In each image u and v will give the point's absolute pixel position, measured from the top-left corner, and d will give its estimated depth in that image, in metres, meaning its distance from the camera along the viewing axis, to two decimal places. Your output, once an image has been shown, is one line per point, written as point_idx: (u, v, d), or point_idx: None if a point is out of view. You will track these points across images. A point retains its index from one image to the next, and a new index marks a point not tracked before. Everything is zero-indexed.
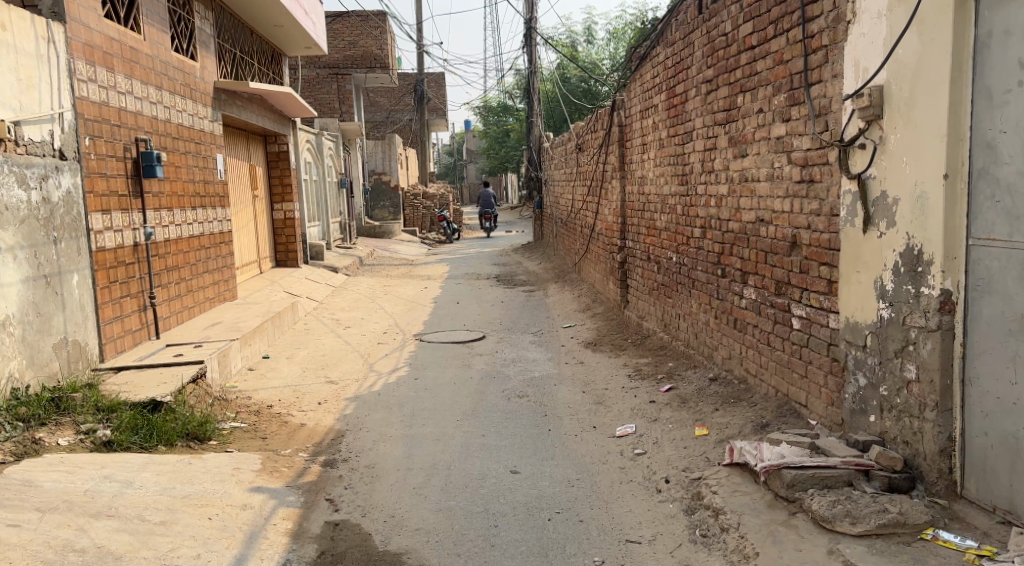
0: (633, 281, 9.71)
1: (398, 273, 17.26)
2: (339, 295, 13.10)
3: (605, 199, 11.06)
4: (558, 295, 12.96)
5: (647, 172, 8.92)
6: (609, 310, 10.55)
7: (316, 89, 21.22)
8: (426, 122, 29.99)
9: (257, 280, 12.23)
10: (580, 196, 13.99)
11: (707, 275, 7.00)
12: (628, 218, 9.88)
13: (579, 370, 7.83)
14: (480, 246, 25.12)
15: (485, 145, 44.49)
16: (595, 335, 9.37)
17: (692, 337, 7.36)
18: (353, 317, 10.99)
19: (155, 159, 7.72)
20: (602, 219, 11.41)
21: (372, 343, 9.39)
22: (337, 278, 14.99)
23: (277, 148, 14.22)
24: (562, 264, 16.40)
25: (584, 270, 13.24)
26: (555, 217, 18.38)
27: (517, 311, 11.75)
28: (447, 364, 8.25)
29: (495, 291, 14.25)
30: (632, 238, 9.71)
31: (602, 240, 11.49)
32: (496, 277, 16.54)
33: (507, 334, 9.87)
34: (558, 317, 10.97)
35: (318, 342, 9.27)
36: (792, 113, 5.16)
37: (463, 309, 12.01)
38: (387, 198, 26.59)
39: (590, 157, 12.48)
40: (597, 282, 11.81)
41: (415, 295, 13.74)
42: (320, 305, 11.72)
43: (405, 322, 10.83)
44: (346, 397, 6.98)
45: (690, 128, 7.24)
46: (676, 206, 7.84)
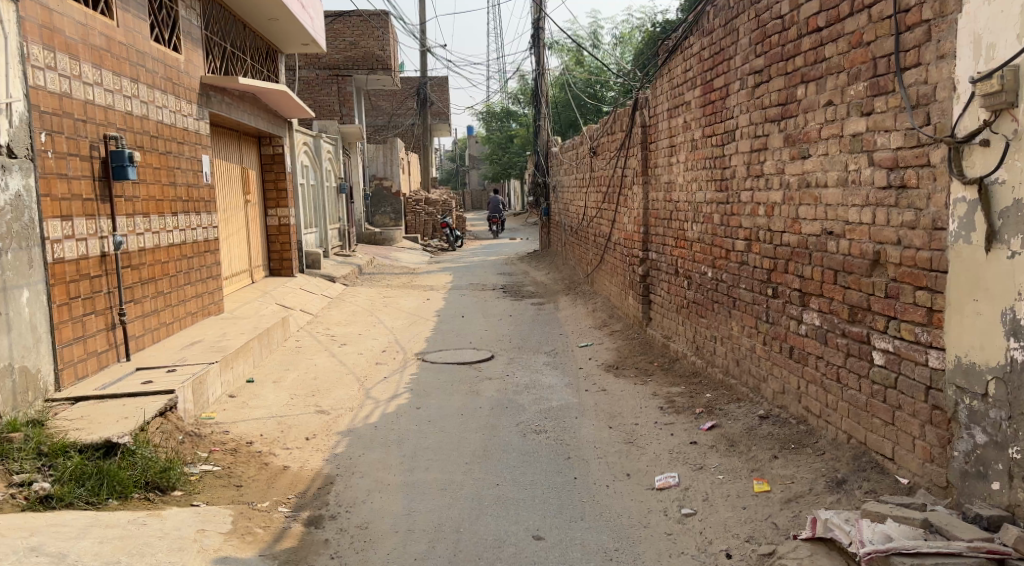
0: (656, 296, 8.84)
1: (399, 282, 16.38)
2: (336, 307, 12.20)
3: (624, 206, 10.17)
4: (571, 308, 12.07)
5: (675, 177, 8.05)
6: (629, 327, 9.67)
7: (316, 91, 20.28)
8: (429, 126, 29.10)
9: (247, 291, 11.33)
10: (593, 203, 13.09)
11: (752, 293, 6.14)
12: (651, 227, 9.00)
13: (602, 399, 6.94)
14: (484, 254, 24.25)
15: (488, 151, 43.64)
16: (616, 356, 8.49)
17: (733, 364, 6.49)
18: (349, 332, 10.09)
19: (127, 159, 6.76)
20: (619, 227, 10.54)
21: (370, 363, 8.49)
22: (334, 289, 14.09)
23: (272, 149, 13.27)
24: (572, 274, 15.52)
25: (598, 282, 12.35)
26: (564, 225, 17.51)
27: (528, 326, 10.86)
28: (453, 389, 7.35)
29: (502, 303, 13.37)
30: (656, 249, 8.84)
31: (619, 250, 10.62)
32: (503, 288, 15.64)
33: (518, 353, 8.97)
34: (573, 334, 10.07)
35: (310, 361, 8.36)
36: (876, 104, 4.28)
37: (469, 324, 11.11)
38: (388, 203, 25.75)
39: (606, 162, 11.59)
40: (614, 296, 10.93)
41: (417, 307, 12.85)
42: (315, 318, 10.83)
43: (407, 339, 9.93)
44: (337, 430, 6.07)
45: (733, 126, 6.37)
46: (712, 215, 6.97)
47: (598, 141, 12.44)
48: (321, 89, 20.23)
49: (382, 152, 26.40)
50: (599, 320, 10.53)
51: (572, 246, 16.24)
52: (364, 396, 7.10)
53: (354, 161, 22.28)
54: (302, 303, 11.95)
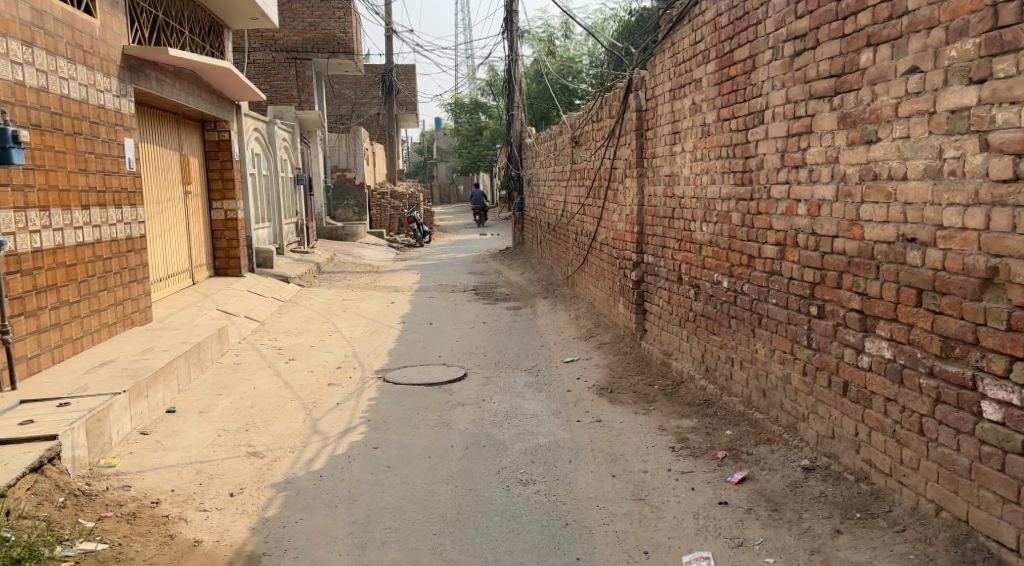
0: (653, 306, 7.71)
1: (361, 283, 15.10)
2: (289, 313, 10.92)
3: (614, 202, 9.02)
4: (551, 315, 10.91)
5: (678, 168, 6.90)
6: (620, 340, 8.53)
7: (271, 75, 18.83)
8: (395, 115, 27.72)
9: (184, 294, 10.04)
10: (575, 197, 11.95)
11: (785, 311, 5.01)
12: (647, 226, 7.84)
13: (598, 433, 5.78)
14: (452, 251, 23.00)
15: (456, 143, 42.32)
16: (610, 376, 7.35)
17: (759, 394, 5.37)
18: (301, 344, 8.84)
19: (11, 139, 5.36)
20: (607, 225, 9.41)
21: (322, 386, 7.26)
22: (288, 292, 12.80)
23: (216, 135, 12.06)
24: (550, 276, 14.37)
25: (581, 286, 11.21)
26: (540, 222, 16.37)
27: (505, 336, 9.68)
28: (420, 421, 6.15)
29: (474, 308, 12.18)
30: (652, 251, 7.71)
31: (607, 251, 9.48)
32: (475, 289, 14.47)
33: (495, 371, 7.79)
34: (556, 346, 8.90)
35: (249, 382, 7.10)
36: (997, 67, 3.27)
37: (439, 333, 9.91)
38: (352, 197, 24.55)
39: (591, 152, 10.43)
40: (600, 302, 9.79)
41: (380, 312, 11.63)
42: (262, 328, 9.57)
43: (367, 353, 8.71)
44: (272, 481, 4.84)
45: (761, 105, 5.22)
46: (728, 213, 5.84)
47: (581, 130, 11.27)
48: (278, 73, 18.85)
49: (343, 140, 25.04)
50: (585, 330, 9.38)
51: (549, 244, 15.08)
52: (310, 429, 5.86)
53: (313, 150, 20.95)
54: (250, 309, 10.66)
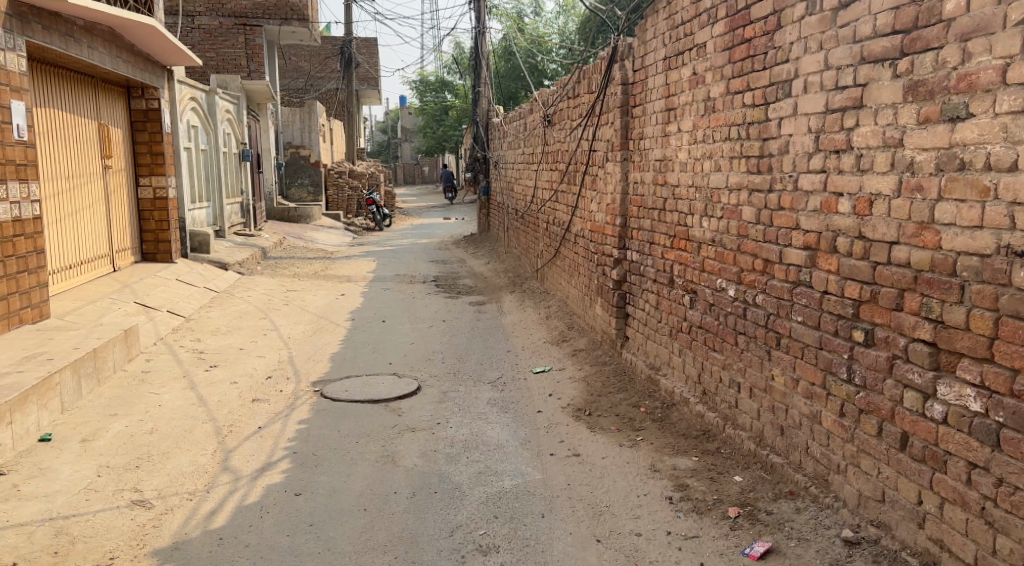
0: (637, 310, 6.71)
1: (311, 274, 14.21)
2: (218, 315, 9.86)
3: (592, 189, 7.99)
4: (517, 315, 9.95)
5: (671, 151, 5.84)
6: (597, 347, 7.55)
7: (217, 41, 17.53)
8: (354, 91, 26.43)
9: (104, 285, 9.98)
10: (546, 182, 10.92)
11: (815, 332, 3.98)
12: (632, 218, 6.82)
13: (576, 472, 4.77)
14: (414, 236, 21.88)
15: (421, 122, 41.07)
16: (586, 392, 6.33)
17: (776, 433, 4.37)
18: (223, 358, 7.78)
19: None
20: (585, 215, 8.38)
21: (246, 408, 6.21)
22: (215, 293, 11.70)
23: (143, 103, 12.22)
24: (517, 267, 13.42)
25: (554, 281, 10.26)
26: (508, 207, 15.32)
27: (465, 340, 8.71)
28: (358, 455, 5.14)
29: (433, 306, 11.19)
30: (637, 247, 6.69)
31: (585, 244, 8.47)
32: (435, 281, 13.51)
33: (453, 386, 6.81)
34: (523, 354, 7.94)
35: (144, 404, 6.05)
36: None
37: (387, 338, 8.92)
38: (306, 174, 23.61)
39: (566, 133, 9.38)
40: (577, 301, 8.80)
41: (325, 308, 10.73)
42: (179, 337, 8.49)
43: (304, 364, 7.68)
44: (155, 547, 3.85)
45: (788, 73, 4.17)
46: (736, 207, 4.80)
47: (554, 108, 10.19)
48: (226, 40, 17.61)
49: (298, 114, 23.95)
50: (558, 336, 8.39)
51: (518, 232, 14.05)
52: (213, 475, 4.84)
53: (264, 124, 21.10)
54: (172, 312, 9.59)
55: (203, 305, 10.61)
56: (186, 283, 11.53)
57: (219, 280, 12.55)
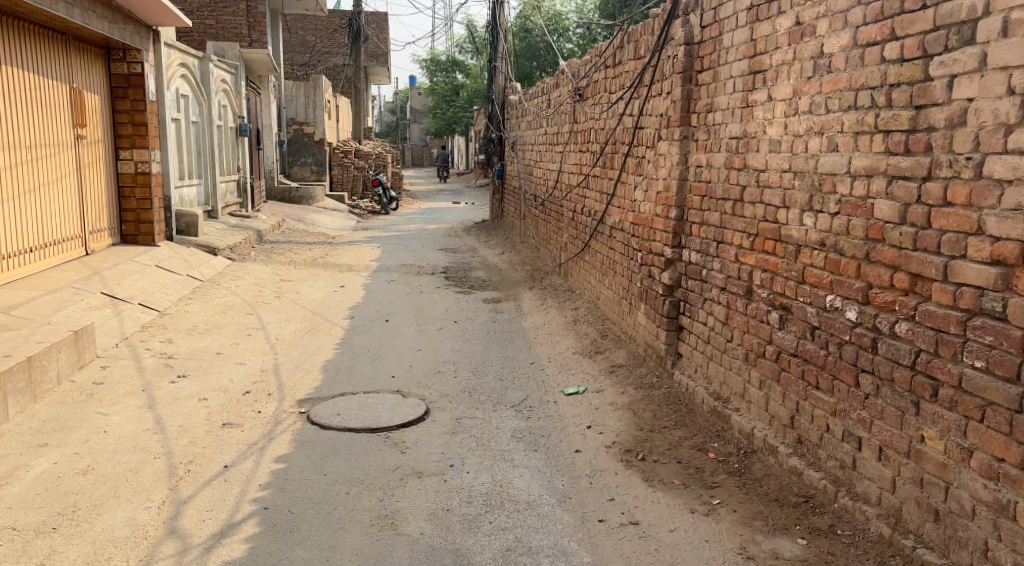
0: (697, 325, 5.47)
1: (307, 261, 13.16)
2: (198, 310, 8.71)
3: (637, 173, 6.77)
4: (538, 317, 8.76)
5: (757, 125, 4.61)
6: (640, 364, 6.32)
7: (218, 7, 18.69)
8: (363, 67, 25.26)
9: (70, 274, 8.92)
10: (574, 165, 9.73)
11: (1011, 387, 2.82)
12: (692, 209, 5.59)
13: (639, 556, 3.58)
14: (422, 221, 20.65)
15: (431, 103, 39.85)
16: (634, 427, 5.08)
17: (926, 518, 3.16)
18: (195, 365, 6.62)
19: None
20: (626, 204, 7.14)
21: (212, 439, 5.04)
22: (200, 282, 10.53)
23: (123, 67, 11.32)
24: (536, 260, 12.28)
25: (583, 278, 9.07)
26: (527, 192, 14.11)
27: (480, 348, 7.53)
28: (350, 513, 4.01)
29: (442, 303, 10.03)
30: (698, 246, 5.45)
31: (624, 239, 7.24)
32: (445, 273, 12.40)
33: (469, 410, 5.63)
34: (550, 369, 6.74)
35: (82, 434, 4.91)
36: None
37: (389, 342, 7.76)
38: (310, 153, 22.39)
39: (603, 108, 8.16)
40: (613, 305, 7.58)
41: (322, 304, 9.64)
42: (149, 337, 7.34)
43: (290, 376, 6.52)
44: None
45: (970, 10, 2.96)
46: (864, 199, 3.56)
47: (588, 80, 8.97)
48: (227, 8, 18.72)
49: (302, 90, 23.24)
50: (591, 348, 7.16)
51: (538, 221, 12.87)
52: (153, 544, 3.69)
53: (265, 98, 20.30)
54: (145, 305, 8.44)
55: (184, 296, 9.46)
56: (168, 271, 10.38)
57: (206, 266, 11.38)
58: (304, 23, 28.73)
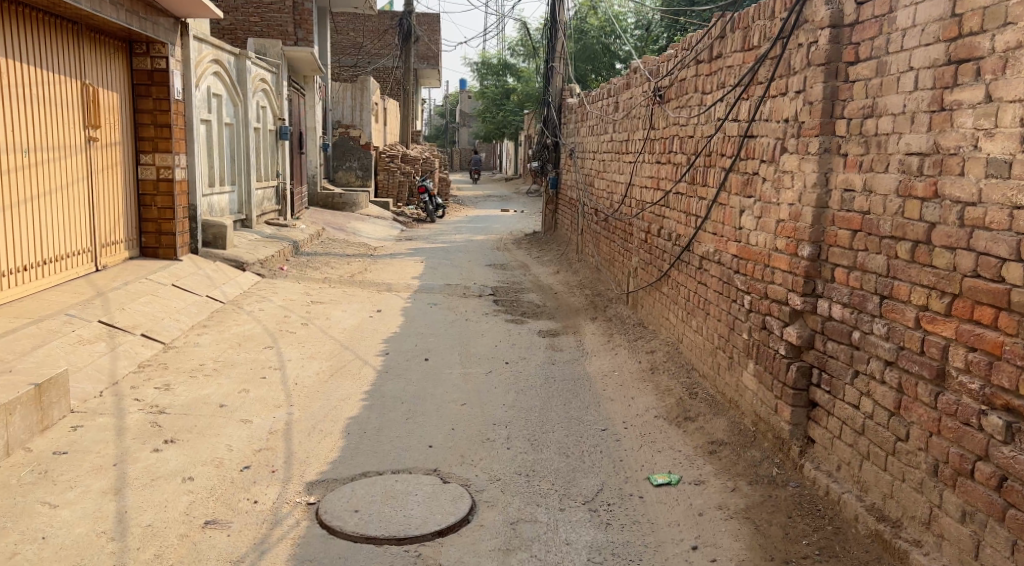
0: (848, 409, 4.12)
1: (342, 277, 11.94)
2: (209, 343, 7.44)
3: (745, 194, 5.42)
4: (605, 360, 7.35)
5: (962, 136, 3.34)
6: (750, 442, 4.96)
7: (264, 5, 17.95)
8: (412, 68, 24.12)
9: (69, 295, 7.74)
10: (649, 178, 8.36)
11: None
12: (837, 248, 4.27)
13: None
14: (469, 231, 19.35)
15: (482, 106, 38.62)
16: (759, 553, 3.81)
17: None
18: (188, 425, 5.33)
19: None
20: (727, 232, 5.76)
21: (185, 551, 3.77)
22: (220, 303, 9.27)
23: (146, 63, 10.15)
24: (597, 284, 10.91)
25: (659, 314, 7.67)
26: (586, 206, 12.76)
27: (539, 402, 6.18)
28: None
29: (491, 335, 8.67)
30: (848, 299, 4.14)
31: (721, 275, 5.85)
32: (494, 296, 11.07)
33: (528, 508, 4.32)
34: (628, 438, 5.38)
35: (9, 544, 3.66)
36: None
37: (429, 391, 6.42)
38: (355, 156, 21.27)
39: (693, 111, 6.81)
40: (703, 354, 6.19)
41: (354, 334, 8.37)
42: (142, 383, 6.07)
43: (303, 443, 5.21)
44: None
45: None
46: None
47: (672, 79, 7.61)
48: (272, 4, 17.90)
49: (350, 91, 22.37)
50: (678, 410, 5.76)
51: (599, 239, 11.47)
52: None
53: (309, 99, 19.21)
54: (148, 336, 7.20)
55: (198, 322, 8.22)
56: (185, 290, 9.13)
57: (229, 285, 10.12)
58: (355, 23, 27.77)
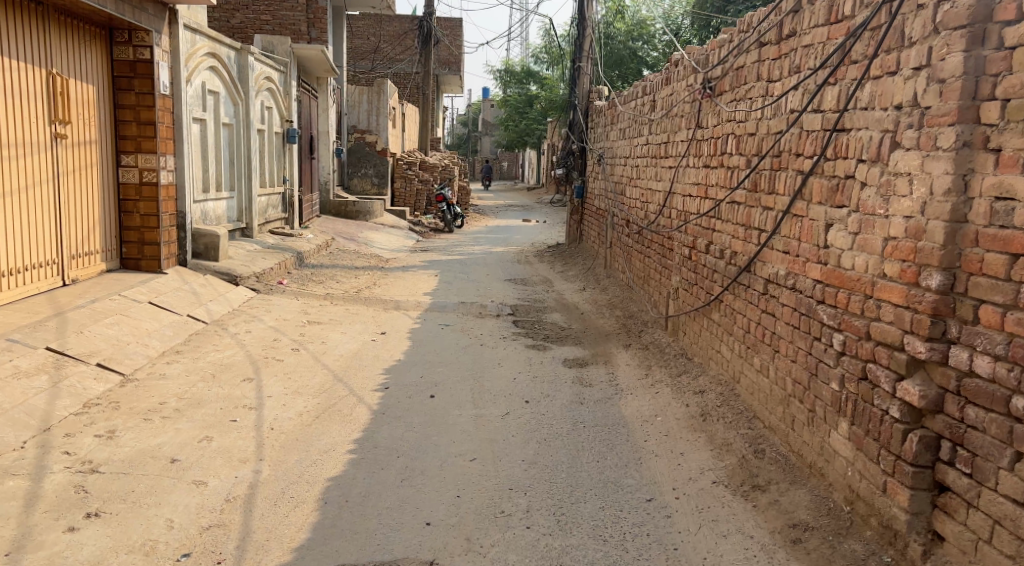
0: (1005, 505, 2.99)
1: (346, 293, 10.85)
2: (177, 375, 6.32)
3: (834, 203, 4.28)
4: (643, 400, 6.18)
5: None
6: (846, 529, 3.82)
7: (275, 2, 17.00)
8: (432, 72, 23.12)
9: (21, 313, 6.65)
10: (694, 184, 7.21)
11: None
12: (986, 279, 3.14)
13: None
14: (489, 242, 18.23)
15: (504, 114, 37.60)
16: None
17: None
18: (123, 490, 4.21)
19: None
20: (805, 252, 4.58)
21: None
22: (203, 324, 8.16)
23: (128, 53, 9.10)
24: (629, 304, 9.74)
25: (708, 344, 6.50)
26: (615, 216, 11.61)
27: (567, 456, 5.02)
28: None
29: (509, 364, 7.52)
30: (1004, 351, 3.01)
31: (796, 305, 4.67)
32: (514, 316, 9.93)
33: None
34: (682, 513, 4.23)
35: None
36: None
37: (433, 440, 5.28)
38: (371, 163, 20.17)
39: (756, 104, 5.67)
40: (770, 402, 5.02)
41: (351, 362, 7.24)
42: (81, 430, 4.95)
43: (265, 515, 4.10)
44: None
45: None
46: None
47: (725, 68, 6.46)
48: (284, 2, 16.96)
49: (365, 95, 21.24)
50: (742, 475, 4.57)
51: (631, 253, 10.29)
52: None
53: (321, 102, 18.19)
54: (103, 367, 6.08)
55: (171, 348, 7.11)
56: (162, 308, 8.02)
57: (216, 302, 9.02)
58: (375, 29, 26.86)
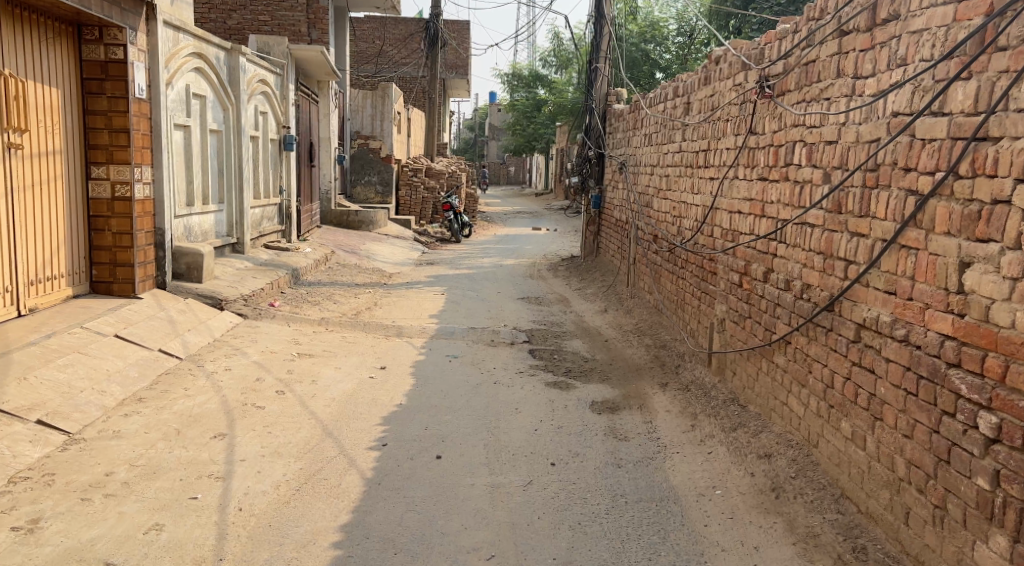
0: None
1: (344, 316, 9.81)
2: (135, 432, 5.28)
3: (976, 238, 3.23)
4: (694, 462, 5.12)
5: None
6: None
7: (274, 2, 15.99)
8: (439, 75, 22.10)
9: None
10: (746, 200, 6.14)
11: None
12: None
13: None
14: (499, 253, 17.16)
15: (513, 118, 36.56)
16: None
17: None
18: None
19: None
20: (924, 295, 3.53)
21: None
22: (176, 361, 7.11)
23: (98, 52, 8.05)
24: (660, 331, 8.68)
25: (769, 393, 5.44)
26: (640, 230, 10.55)
27: (613, 552, 3.98)
28: None
29: (530, 409, 6.46)
30: None
31: (911, 365, 3.62)
32: (531, 343, 8.87)
33: None
34: None
35: None
36: None
37: (440, 524, 4.25)
38: (375, 170, 19.36)
39: (837, 104, 4.60)
40: (870, 483, 3.98)
41: (345, 408, 6.19)
42: None
43: None
44: None
45: None
46: None
47: (788, 64, 5.39)
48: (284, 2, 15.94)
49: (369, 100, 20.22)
50: None
51: (660, 273, 9.22)
52: None
53: (323, 107, 17.16)
54: (43, 425, 5.04)
55: (135, 395, 6.07)
56: (131, 343, 6.95)
57: (196, 332, 7.97)
58: (380, 31, 25.83)
